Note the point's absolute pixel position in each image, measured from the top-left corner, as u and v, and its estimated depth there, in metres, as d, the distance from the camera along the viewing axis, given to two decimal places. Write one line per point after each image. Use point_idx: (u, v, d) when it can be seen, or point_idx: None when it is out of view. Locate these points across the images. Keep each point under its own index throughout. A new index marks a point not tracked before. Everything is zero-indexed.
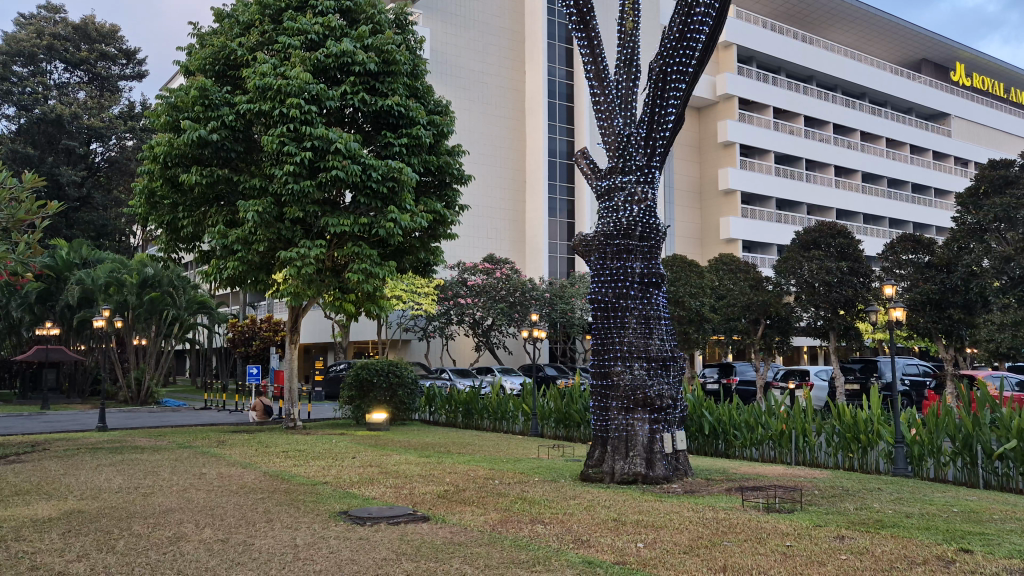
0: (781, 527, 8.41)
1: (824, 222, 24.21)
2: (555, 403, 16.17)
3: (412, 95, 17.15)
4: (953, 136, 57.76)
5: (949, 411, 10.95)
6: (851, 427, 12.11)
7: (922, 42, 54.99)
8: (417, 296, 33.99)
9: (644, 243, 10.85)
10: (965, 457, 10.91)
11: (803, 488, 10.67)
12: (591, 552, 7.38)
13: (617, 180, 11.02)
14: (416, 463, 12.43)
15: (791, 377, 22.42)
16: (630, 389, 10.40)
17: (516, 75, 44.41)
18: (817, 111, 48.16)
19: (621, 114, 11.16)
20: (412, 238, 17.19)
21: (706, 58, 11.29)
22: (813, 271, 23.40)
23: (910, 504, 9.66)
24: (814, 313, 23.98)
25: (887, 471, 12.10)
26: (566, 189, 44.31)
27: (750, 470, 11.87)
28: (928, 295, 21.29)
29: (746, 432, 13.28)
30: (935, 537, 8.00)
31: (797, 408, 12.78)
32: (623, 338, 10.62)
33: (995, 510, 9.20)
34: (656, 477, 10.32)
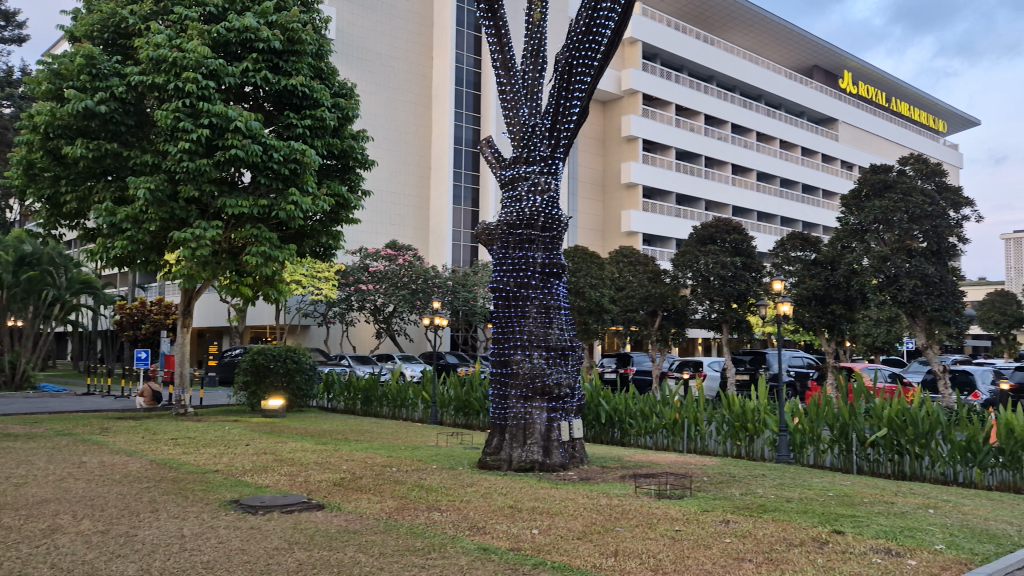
0: (671, 512, 8.71)
1: (721, 217, 24.93)
2: (455, 390, 16.21)
3: (317, 76, 16.75)
4: (841, 140, 60.78)
5: (829, 401, 11.59)
6: (740, 416, 12.66)
7: (815, 48, 57.49)
8: (317, 281, 33.39)
9: (545, 233, 10.94)
10: (842, 444, 11.53)
11: (693, 475, 11.06)
12: (487, 539, 7.45)
13: (521, 169, 11.08)
14: (312, 450, 12.21)
15: (686, 367, 23.13)
16: (529, 377, 10.53)
17: (424, 60, 44.04)
18: (716, 110, 49.71)
19: (526, 104, 11.24)
20: (313, 222, 16.78)
21: (611, 52, 11.46)
22: (708, 264, 24.20)
23: (790, 489, 10.16)
24: (709, 306, 24.88)
25: (771, 458, 12.63)
26: (471, 176, 44.20)
27: (643, 458, 12.22)
28: (814, 291, 22.47)
29: (641, 420, 13.67)
30: (812, 519, 8.45)
31: (690, 396, 13.22)
32: (523, 327, 10.73)
33: (866, 494, 9.81)
34: (552, 465, 10.49)
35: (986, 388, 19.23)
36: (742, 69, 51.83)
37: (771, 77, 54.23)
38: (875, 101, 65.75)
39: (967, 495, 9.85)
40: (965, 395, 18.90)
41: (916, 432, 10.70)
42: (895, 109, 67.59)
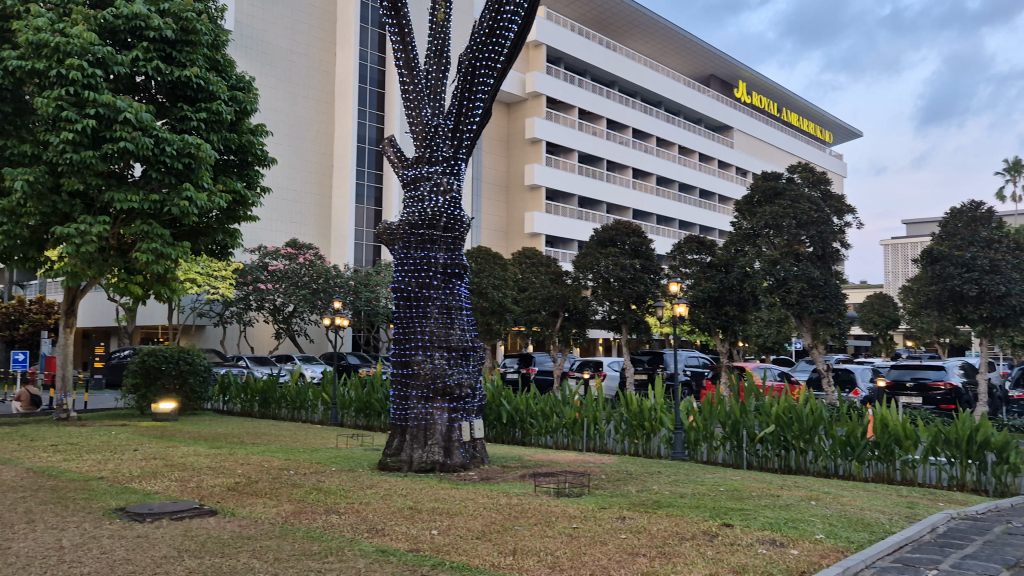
0: (569, 510, 8.84)
1: (622, 220, 25.42)
2: (356, 392, 16.00)
3: (213, 68, 16.24)
4: (735, 147, 63.12)
5: (721, 400, 12.03)
6: (637, 415, 12.95)
7: (712, 58, 59.46)
8: (214, 280, 32.20)
9: (447, 233, 10.93)
10: (733, 441, 11.96)
11: (592, 473, 11.26)
12: (385, 541, 7.40)
13: (423, 170, 11.03)
14: (206, 455, 11.82)
15: (586, 367, 23.56)
16: (430, 378, 10.51)
17: (326, 55, 43.26)
18: (618, 115, 50.77)
19: (429, 105, 11.19)
20: (209, 219, 16.25)
21: (515, 54, 11.54)
22: (609, 266, 24.69)
23: (684, 485, 10.49)
24: (609, 307, 25.38)
25: (667, 455, 12.94)
26: (374, 175, 43.73)
27: (543, 457, 12.35)
28: (709, 293, 23.27)
29: (542, 420, 13.85)
30: (703, 513, 8.75)
31: (589, 396, 13.50)
32: (424, 327, 10.69)
33: (754, 488, 10.23)
34: (453, 465, 10.50)
35: (865, 386, 20.32)
36: (643, 75, 53.12)
37: (671, 85, 55.77)
38: (767, 110, 68.56)
39: (846, 486, 10.42)
40: (847, 393, 19.96)
41: (801, 428, 11.20)
42: (785, 119, 70.68)
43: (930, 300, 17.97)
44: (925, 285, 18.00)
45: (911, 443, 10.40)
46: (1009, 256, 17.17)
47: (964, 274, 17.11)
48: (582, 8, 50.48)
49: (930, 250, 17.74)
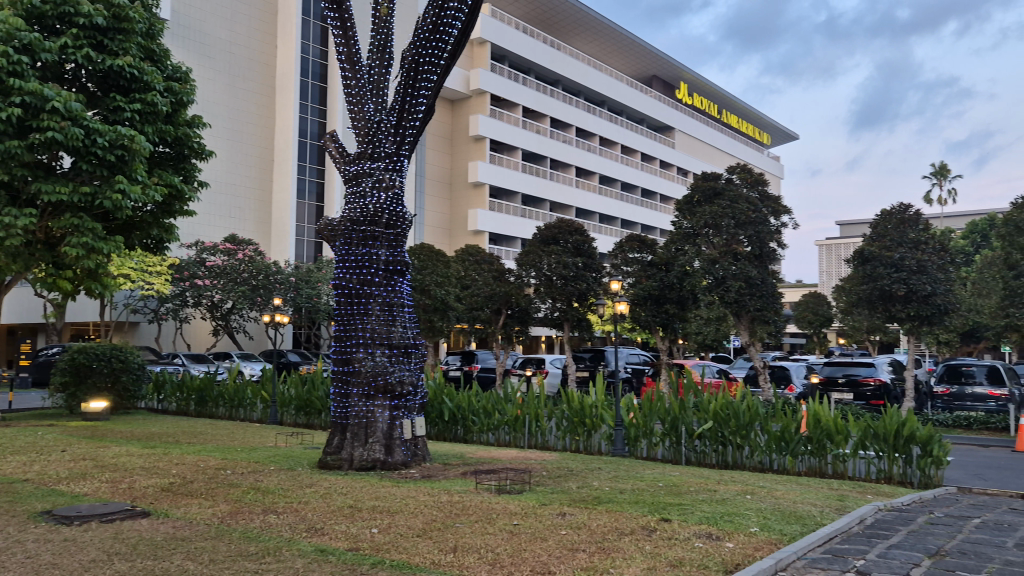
0: (511, 507, 8.87)
1: (564, 218, 25.61)
2: (296, 390, 15.77)
3: (147, 57, 15.82)
4: (677, 147, 64.09)
5: (661, 396, 12.23)
6: (578, 412, 13.05)
7: (654, 59, 60.23)
8: (148, 275, 31.32)
9: (389, 230, 10.84)
10: (672, 436, 12.15)
11: (533, 470, 11.32)
12: (324, 540, 7.31)
13: (365, 165, 10.93)
14: (139, 455, 11.51)
15: (528, 365, 23.72)
16: (370, 375, 10.41)
17: (267, 48, 42.49)
18: (561, 114, 51.07)
19: (372, 100, 11.09)
20: (143, 212, 15.81)
21: (458, 52, 11.50)
22: (551, 264, 24.81)
23: (623, 481, 10.61)
24: (551, 305, 25.53)
25: (607, 451, 13.08)
26: (316, 170, 43.13)
27: (485, 454, 12.37)
28: (649, 291, 23.64)
29: (484, 417, 13.94)
30: (641, 509, 8.87)
31: (532, 393, 13.59)
32: (366, 324, 10.58)
33: (692, 483, 10.42)
34: (394, 463, 10.45)
35: (800, 382, 20.88)
36: (586, 75, 53.53)
37: (614, 84, 56.33)
38: (708, 112, 69.76)
39: (780, 480, 10.68)
40: (782, 389, 20.45)
41: (738, 424, 11.44)
42: (725, 121, 72.05)
43: (861, 299, 18.52)
44: (856, 285, 18.53)
45: (842, 437, 10.71)
46: (935, 257, 17.79)
47: (893, 274, 17.67)
48: (527, 6, 50.58)
49: (861, 250, 18.28)
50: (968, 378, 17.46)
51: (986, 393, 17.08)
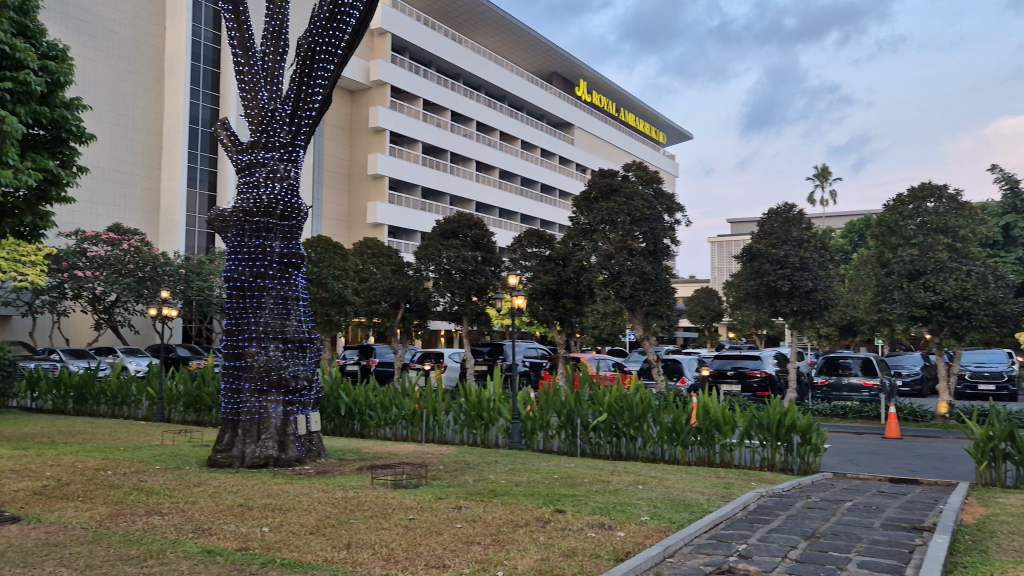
0: (406, 502, 8.82)
1: (463, 212, 25.60)
2: (184, 385, 15.25)
3: (20, 34, 14.88)
4: (576, 144, 65.13)
5: (557, 390, 12.41)
6: (475, 405, 13.12)
7: (555, 56, 60.92)
8: (22, 265, 29.45)
9: (284, 222, 10.56)
10: (567, 429, 12.35)
11: (430, 464, 11.29)
12: (212, 541, 7.07)
13: (258, 155, 10.60)
14: (8, 457, 10.82)
15: (427, 359, 23.65)
16: (263, 370, 10.16)
17: (154, 29, 40.66)
18: (463, 108, 51.05)
19: (266, 88, 10.75)
20: (15, 199, 14.84)
21: (356, 42, 11.28)
22: (450, 258, 24.78)
23: (520, 474, 10.72)
24: (450, 299, 25.37)
25: (504, 444, 13.16)
26: (207, 159, 41.66)
27: (382, 449, 12.25)
28: (547, 286, 24.11)
29: (381, 412, 13.83)
30: (536, 500, 8.99)
31: (429, 387, 13.58)
32: (259, 318, 10.30)
33: (586, 474, 10.63)
34: (287, 460, 10.22)
35: (691, 375, 21.60)
36: (488, 69, 53.67)
37: (515, 80, 56.69)
38: (606, 110, 71.15)
39: (671, 470, 11.01)
40: (674, 382, 21.08)
41: (631, 416, 11.77)
42: (623, 119, 73.68)
43: (748, 295, 19.29)
44: (744, 281, 19.31)
45: (729, 427, 11.12)
46: (816, 255, 18.68)
47: (778, 271, 18.47)
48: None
49: (749, 248, 19.01)
50: (844, 370, 18.52)
51: (860, 382, 18.08)
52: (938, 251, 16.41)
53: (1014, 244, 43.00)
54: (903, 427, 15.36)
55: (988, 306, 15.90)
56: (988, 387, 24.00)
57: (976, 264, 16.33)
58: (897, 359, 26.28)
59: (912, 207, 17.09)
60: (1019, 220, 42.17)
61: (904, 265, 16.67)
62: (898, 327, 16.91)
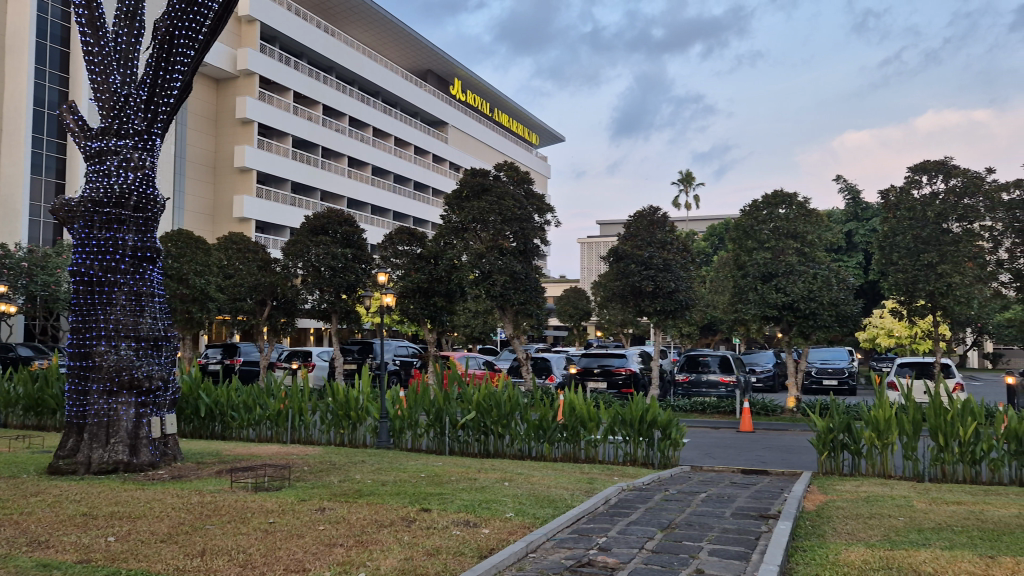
0: (267, 505, 8.55)
1: (333, 208, 25.06)
2: (23, 387, 14.24)
3: None
4: (449, 143, 65.23)
5: (425, 388, 12.33)
6: (343, 405, 12.90)
7: (429, 53, 60.73)
8: None
9: (138, 214, 10.01)
10: (436, 427, 12.33)
11: (293, 466, 10.99)
12: (49, 554, 6.62)
13: (109, 143, 9.97)
14: None
15: (294, 358, 23.04)
16: (114, 370, 9.61)
17: None
18: (335, 102, 50.08)
19: (118, 72, 10.11)
20: None
21: (218, 27, 10.86)
22: (319, 255, 24.27)
23: (386, 473, 10.61)
24: (319, 297, 24.86)
25: (372, 443, 12.99)
26: (55, 144, 39.08)
27: (243, 451, 11.81)
28: (418, 284, 24.16)
29: (244, 413, 13.37)
30: (402, 500, 8.92)
31: (295, 387, 13.23)
32: (109, 315, 9.71)
33: (453, 473, 10.62)
34: (140, 464, 9.70)
35: (560, 373, 22.03)
36: (361, 64, 52.87)
37: (388, 76, 56.13)
38: (480, 110, 71.59)
39: (537, 466, 11.18)
40: (543, 379, 21.44)
41: (499, 414, 11.88)
42: (497, 119, 74.34)
43: (614, 294, 19.85)
44: (610, 281, 19.86)
45: (594, 424, 11.42)
46: (678, 257, 19.47)
47: (643, 271, 19.07)
48: None
49: (616, 249, 19.56)
50: (704, 367, 19.35)
51: (718, 379, 19.00)
52: (788, 255, 17.45)
53: (855, 249, 46.40)
54: (754, 421, 16.24)
55: (832, 307, 17.06)
56: (831, 381, 25.70)
57: (822, 267, 17.46)
58: (752, 356, 27.76)
59: (766, 213, 18.16)
60: (860, 227, 45.53)
61: (758, 267, 17.52)
62: (753, 325, 17.86)
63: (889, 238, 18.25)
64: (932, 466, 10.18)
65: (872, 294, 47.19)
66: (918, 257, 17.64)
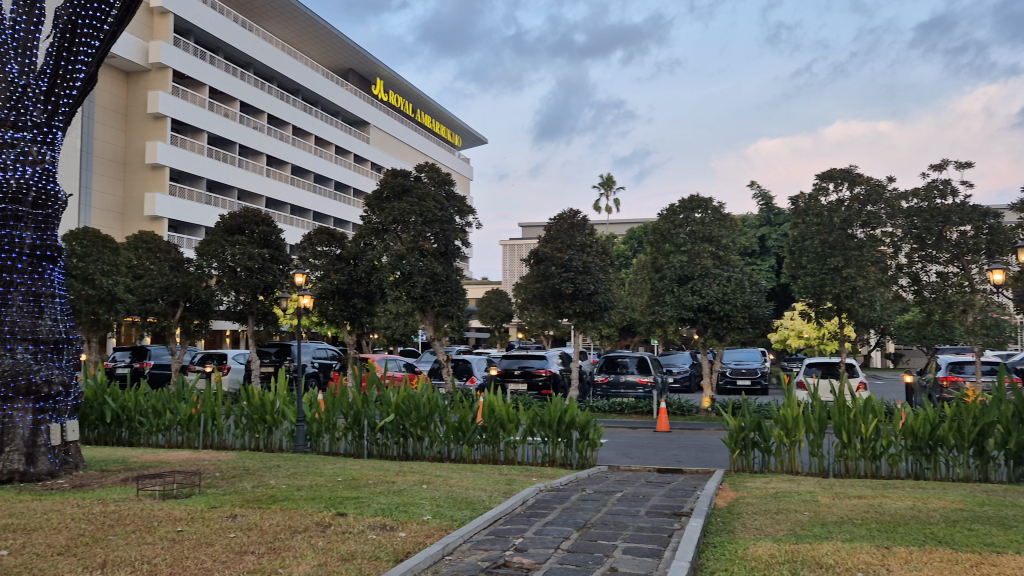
0: (175, 513, 8.28)
1: (250, 207, 24.56)
2: None
3: None
4: (371, 143, 64.64)
5: (343, 390, 12.16)
6: (258, 408, 12.59)
7: (351, 52, 60.04)
8: None
9: (36, 210, 9.53)
10: (354, 430, 12.18)
11: (204, 472, 10.69)
12: None
13: (6, 135, 9.43)
14: None
15: (208, 360, 22.46)
16: (9, 375, 9.15)
17: None
18: (253, 99, 49.03)
19: (15, 61, 9.59)
20: None
21: (126, 18, 10.46)
22: (235, 254, 23.70)
23: (302, 477, 10.43)
24: (234, 298, 24.29)
25: (289, 448, 12.73)
26: None
27: (152, 457, 11.43)
28: (338, 285, 23.85)
29: (153, 418, 12.97)
30: (317, 505, 8.77)
31: (208, 391, 12.89)
32: (3, 316, 9.22)
33: (371, 476, 10.52)
34: (37, 474, 9.25)
35: (481, 374, 22.03)
36: (281, 61, 51.90)
37: (309, 74, 55.25)
38: (402, 110, 71.16)
39: (456, 468, 11.15)
40: (464, 381, 21.39)
41: (418, 416, 11.82)
42: (419, 120, 74.06)
43: (534, 296, 19.93)
44: (531, 283, 19.98)
45: (513, 425, 11.44)
46: (598, 259, 19.73)
47: (563, 273, 19.28)
48: None
49: (536, 251, 19.69)
50: (622, 369, 19.65)
51: (636, 380, 19.33)
52: (704, 259, 17.92)
53: (768, 254, 47.96)
54: (671, 421, 16.60)
55: (744, 309, 17.55)
56: (744, 381, 26.51)
57: (736, 270, 17.93)
58: (669, 357, 28.44)
59: (683, 217, 18.42)
60: (772, 232, 47.09)
61: (675, 270, 17.96)
62: (670, 327, 18.21)
63: (799, 243, 18.90)
64: (837, 462, 10.56)
65: (783, 297, 48.90)
66: (825, 262, 18.34)
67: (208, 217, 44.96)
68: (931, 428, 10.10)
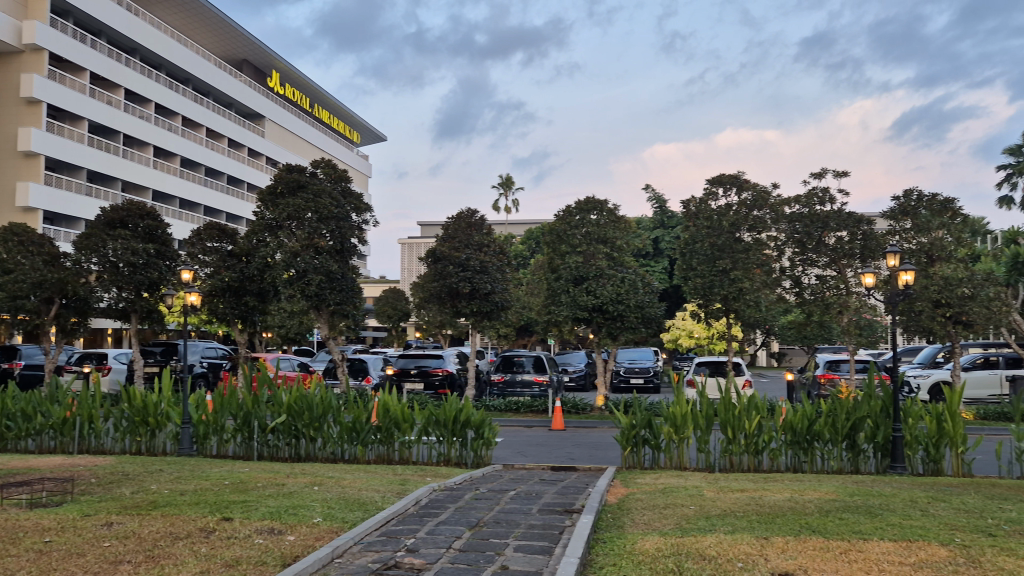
0: (43, 522, 7.81)
1: (134, 200, 23.49)
2: None
3: None
4: (265, 137, 62.91)
5: (232, 391, 11.78)
6: (140, 411, 12.03)
7: (245, 42, 58.24)
8: None
9: None
10: (244, 432, 11.79)
11: (78, 478, 10.12)
12: None
13: None
14: None
15: (86, 361, 21.36)
16: None
17: None
18: (138, 87, 46.91)
19: None
20: None
21: None
22: (117, 250, 22.61)
23: (186, 481, 10.03)
24: (115, 295, 23.17)
25: (173, 451, 12.23)
26: None
27: (21, 464, 10.74)
28: (229, 283, 23.15)
29: (22, 422, 12.19)
30: (201, 510, 8.44)
31: (85, 393, 12.23)
32: None
33: (259, 478, 10.21)
34: None
35: (376, 374, 21.75)
36: (169, 48, 49.83)
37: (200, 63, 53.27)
38: (299, 104, 69.58)
39: (349, 469, 10.94)
40: (359, 381, 21.06)
41: (311, 416, 11.55)
42: (317, 115, 72.56)
43: (432, 295, 19.86)
44: (428, 282, 19.87)
45: (407, 425, 11.30)
46: (495, 259, 19.80)
47: (460, 273, 19.28)
48: None
49: (434, 250, 19.60)
50: (518, 368, 19.82)
51: (531, 379, 19.53)
52: (598, 259, 18.27)
53: (661, 256, 49.32)
54: (566, 419, 16.83)
55: (637, 309, 17.95)
56: (637, 380, 27.16)
57: (629, 271, 18.35)
58: (565, 357, 28.86)
59: (579, 218, 18.82)
60: (666, 234, 48.47)
61: (571, 270, 18.24)
62: (565, 326, 18.44)
63: (688, 246, 19.18)
64: (722, 457, 10.90)
65: (675, 298, 50.43)
66: (714, 263, 18.84)
67: (88, 209, 42.69)
68: (808, 423, 10.63)
